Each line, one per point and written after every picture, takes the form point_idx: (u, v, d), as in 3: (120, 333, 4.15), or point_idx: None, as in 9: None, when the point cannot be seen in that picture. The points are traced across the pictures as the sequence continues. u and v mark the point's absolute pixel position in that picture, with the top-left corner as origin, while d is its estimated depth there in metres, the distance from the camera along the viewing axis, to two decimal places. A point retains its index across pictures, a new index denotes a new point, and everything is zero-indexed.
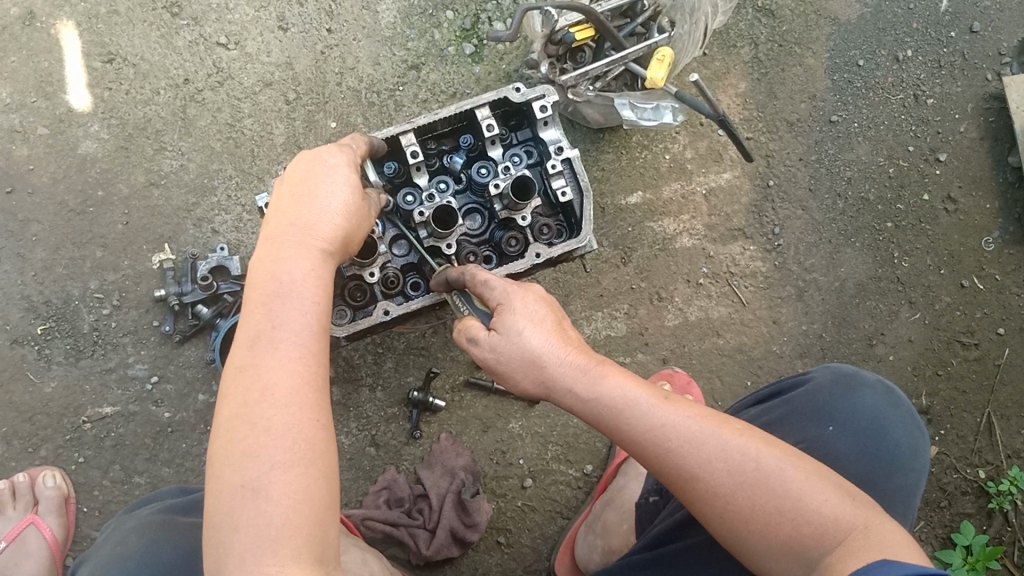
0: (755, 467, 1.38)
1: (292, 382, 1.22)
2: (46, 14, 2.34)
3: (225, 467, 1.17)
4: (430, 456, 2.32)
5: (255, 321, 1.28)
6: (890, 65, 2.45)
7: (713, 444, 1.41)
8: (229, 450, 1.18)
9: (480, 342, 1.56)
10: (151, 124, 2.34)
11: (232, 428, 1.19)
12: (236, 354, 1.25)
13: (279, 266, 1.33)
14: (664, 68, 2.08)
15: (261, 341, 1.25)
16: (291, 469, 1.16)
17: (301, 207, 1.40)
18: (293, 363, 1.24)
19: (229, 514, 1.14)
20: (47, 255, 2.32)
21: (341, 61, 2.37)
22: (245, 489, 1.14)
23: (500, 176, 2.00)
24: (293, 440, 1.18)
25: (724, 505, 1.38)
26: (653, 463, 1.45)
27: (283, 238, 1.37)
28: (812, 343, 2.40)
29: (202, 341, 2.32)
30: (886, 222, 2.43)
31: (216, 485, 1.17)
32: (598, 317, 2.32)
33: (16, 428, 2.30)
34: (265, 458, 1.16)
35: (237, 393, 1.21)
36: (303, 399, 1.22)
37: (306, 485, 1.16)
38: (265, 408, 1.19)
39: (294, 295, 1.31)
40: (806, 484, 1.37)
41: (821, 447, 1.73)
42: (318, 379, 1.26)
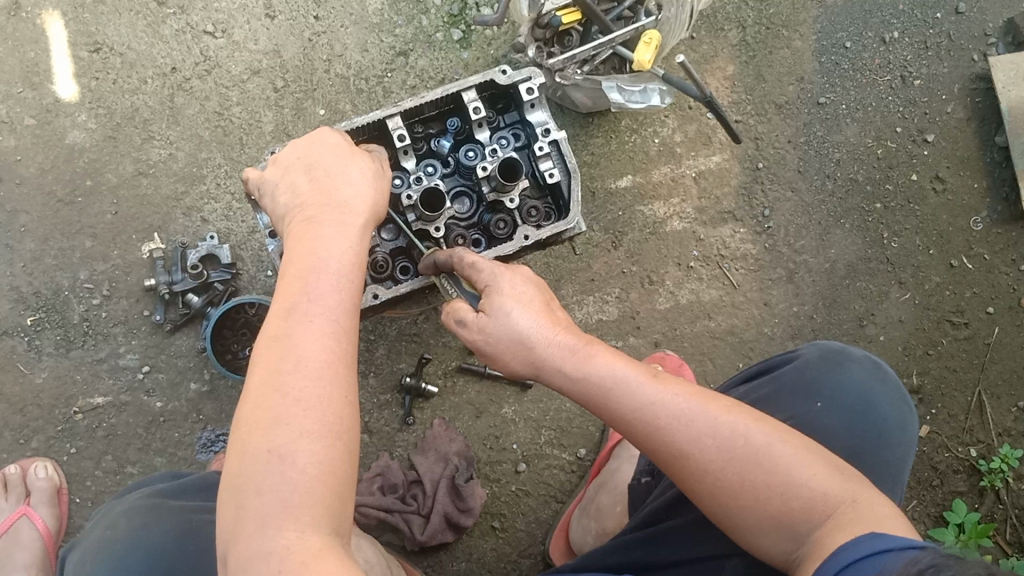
0: (744, 442, 1.38)
1: (323, 353, 1.22)
2: (31, 4, 2.33)
3: (251, 433, 1.15)
4: (424, 442, 2.33)
5: (287, 291, 1.27)
6: (877, 46, 2.46)
7: (702, 421, 1.41)
8: (255, 416, 1.16)
9: (468, 324, 1.55)
10: (139, 113, 2.33)
11: (260, 395, 1.18)
12: (269, 322, 1.25)
13: (316, 238, 1.34)
14: (651, 51, 2.08)
15: (295, 311, 1.24)
16: (320, 439, 1.15)
17: (338, 188, 1.42)
18: (325, 335, 1.24)
19: (254, 479, 1.13)
20: (36, 246, 2.31)
21: (329, 48, 2.37)
22: (272, 456, 1.13)
23: (488, 159, 2.03)
24: (325, 410, 1.17)
25: (714, 481, 1.38)
26: (643, 441, 1.45)
27: (317, 215, 1.37)
28: (804, 324, 2.40)
29: (194, 330, 2.31)
30: (874, 203, 2.44)
31: (240, 451, 1.15)
32: (590, 302, 2.32)
33: (7, 420, 2.29)
34: (291, 427, 1.15)
35: (268, 360, 1.20)
36: (334, 371, 1.22)
37: (332, 456, 1.16)
38: (296, 376, 1.18)
39: (327, 269, 1.31)
40: (796, 459, 1.37)
41: (809, 424, 1.75)
42: (348, 353, 1.26)
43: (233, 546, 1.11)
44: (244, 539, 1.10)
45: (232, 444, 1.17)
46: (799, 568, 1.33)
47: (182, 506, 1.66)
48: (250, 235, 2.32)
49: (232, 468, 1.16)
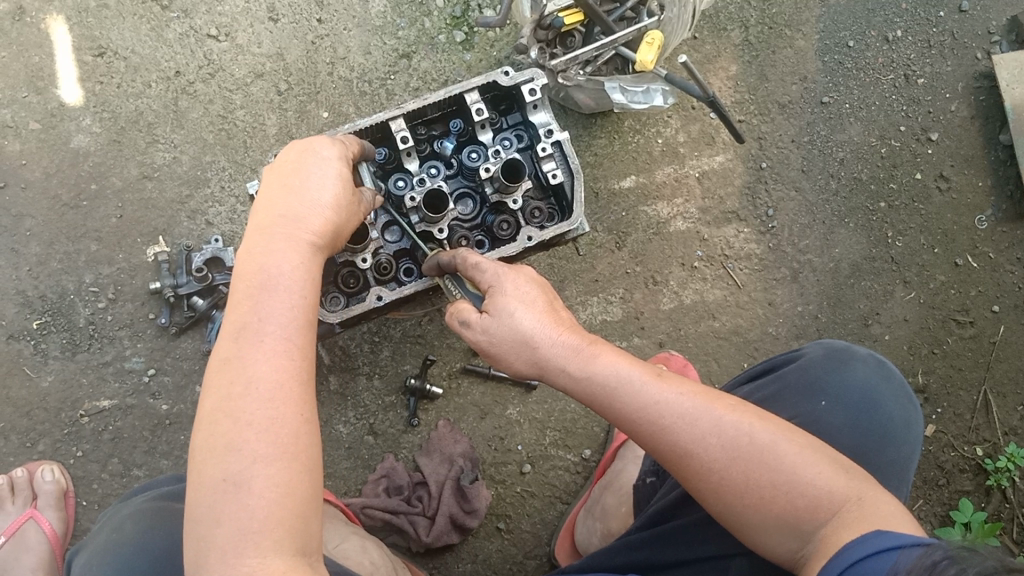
0: (748, 441, 1.38)
1: (274, 376, 1.22)
2: (36, 10, 2.34)
3: (209, 459, 1.17)
4: (428, 443, 2.33)
5: (238, 313, 1.27)
6: (880, 45, 2.46)
7: (706, 420, 1.41)
8: (211, 442, 1.18)
9: (473, 324, 1.55)
10: (143, 117, 2.34)
11: (215, 421, 1.19)
12: (221, 344, 1.25)
13: (269, 255, 1.33)
14: (654, 52, 2.08)
15: (245, 334, 1.25)
16: (274, 462, 1.17)
17: (293, 197, 1.38)
18: (276, 356, 1.24)
19: (211, 505, 1.15)
20: (41, 250, 2.32)
21: (332, 51, 2.37)
22: (227, 483, 1.15)
23: (491, 160, 2.03)
24: (278, 434, 1.18)
25: (719, 480, 1.38)
26: (647, 440, 1.45)
27: (270, 229, 1.35)
28: (808, 324, 2.40)
29: (199, 333, 2.32)
30: (879, 202, 2.44)
31: (198, 478, 1.18)
32: (594, 302, 2.32)
33: (13, 423, 2.30)
34: (246, 453, 1.16)
35: (220, 385, 1.22)
36: (287, 392, 1.22)
37: (288, 479, 1.17)
38: (248, 401, 1.20)
39: (280, 287, 1.30)
40: (800, 457, 1.37)
41: (813, 422, 1.75)
42: (303, 371, 1.26)
43: (195, 571, 1.14)
44: (205, 564, 1.13)
45: (191, 470, 1.20)
46: (805, 567, 1.33)
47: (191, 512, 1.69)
48: None
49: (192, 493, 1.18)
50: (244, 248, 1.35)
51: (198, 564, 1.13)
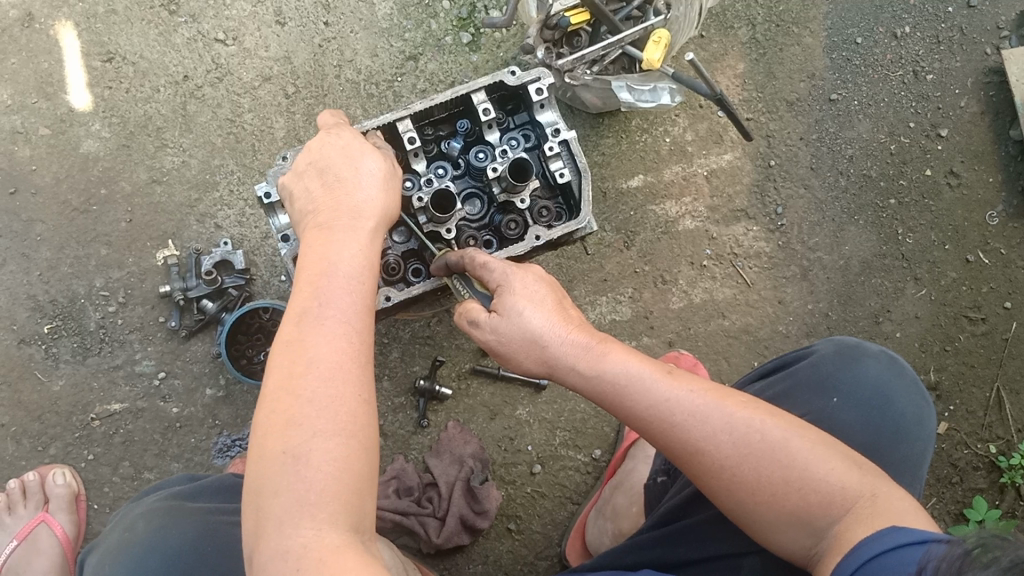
0: (760, 438, 1.37)
1: (335, 353, 1.22)
2: (45, 16, 2.35)
3: (269, 436, 1.17)
4: (438, 444, 2.32)
5: (298, 296, 1.28)
6: (888, 42, 2.45)
7: (717, 417, 1.40)
8: (271, 417, 1.17)
9: (481, 324, 1.55)
10: (152, 121, 2.35)
11: (275, 397, 1.18)
12: (282, 324, 1.25)
13: (327, 241, 1.34)
14: (661, 50, 2.08)
15: (307, 312, 1.25)
16: (334, 437, 1.15)
17: (347, 190, 1.42)
18: (336, 335, 1.24)
19: (271, 479, 1.14)
20: (52, 254, 2.33)
21: (339, 53, 2.38)
22: (288, 457, 1.14)
23: (498, 160, 2.04)
24: (337, 410, 1.17)
25: (731, 477, 1.38)
26: (658, 438, 1.45)
27: (327, 220, 1.38)
28: (819, 322, 2.39)
29: (208, 335, 2.33)
30: (889, 199, 2.43)
31: (259, 456, 1.16)
32: (603, 302, 2.32)
33: (25, 427, 2.31)
34: (306, 427, 1.15)
35: (280, 362, 1.21)
36: (347, 371, 1.21)
37: (346, 455, 1.16)
38: (309, 377, 1.19)
39: (339, 270, 1.31)
40: (813, 453, 1.36)
41: (825, 419, 1.75)
42: (363, 351, 1.25)
43: (255, 545, 1.12)
44: (266, 538, 1.11)
45: (251, 447, 1.19)
46: (820, 563, 1.32)
47: (202, 509, 1.68)
48: (264, 241, 2.34)
49: (252, 469, 1.17)
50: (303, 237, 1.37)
51: (260, 537, 1.12)
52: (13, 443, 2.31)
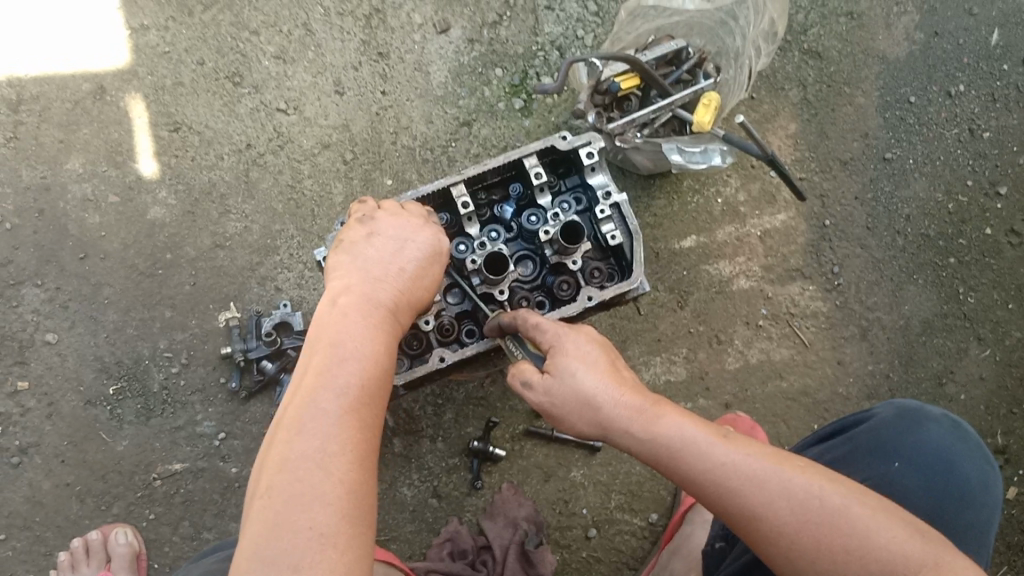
0: (819, 504, 1.35)
1: (357, 434, 1.25)
2: (115, 88, 2.46)
3: (283, 502, 1.17)
4: (492, 506, 2.32)
5: (323, 364, 1.31)
6: (943, 100, 2.43)
7: (775, 482, 1.38)
8: (291, 488, 1.18)
9: (534, 386, 1.60)
10: (216, 188, 2.43)
11: (297, 468, 1.19)
12: (304, 394, 1.27)
13: (359, 318, 1.39)
14: (711, 112, 2.11)
15: (335, 387, 1.28)
16: (354, 522, 1.18)
17: (387, 277, 1.49)
18: (359, 415, 1.28)
19: (287, 550, 1.13)
20: (119, 317, 2.40)
21: (396, 120, 2.44)
22: (308, 529, 1.15)
23: (550, 223, 2.06)
24: (357, 495, 1.21)
25: (791, 545, 1.35)
26: (714, 503, 1.43)
27: (364, 297, 1.43)
28: (880, 383, 2.35)
29: (267, 396, 2.37)
30: (949, 258, 2.39)
31: (268, 522, 1.16)
32: (657, 362, 2.31)
33: (89, 486, 2.37)
34: (330, 505, 1.17)
35: (305, 433, 1.23)
36: (365, 454, 1.25)
37: (358, 538, 1.18)
38: (335, 455, 1.21)
39: (370, 353, 1.35)
40: (875, 521, 1.33)
41: (887, 485, 1.70)
42: (377, 438, 1.30)
43: None
44: None
45: (260, 514, 1.17)
46: None
47: None
48: (322, 303, 2.39)
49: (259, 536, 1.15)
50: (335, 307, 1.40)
51: None
52: (77, 502, 2.36)
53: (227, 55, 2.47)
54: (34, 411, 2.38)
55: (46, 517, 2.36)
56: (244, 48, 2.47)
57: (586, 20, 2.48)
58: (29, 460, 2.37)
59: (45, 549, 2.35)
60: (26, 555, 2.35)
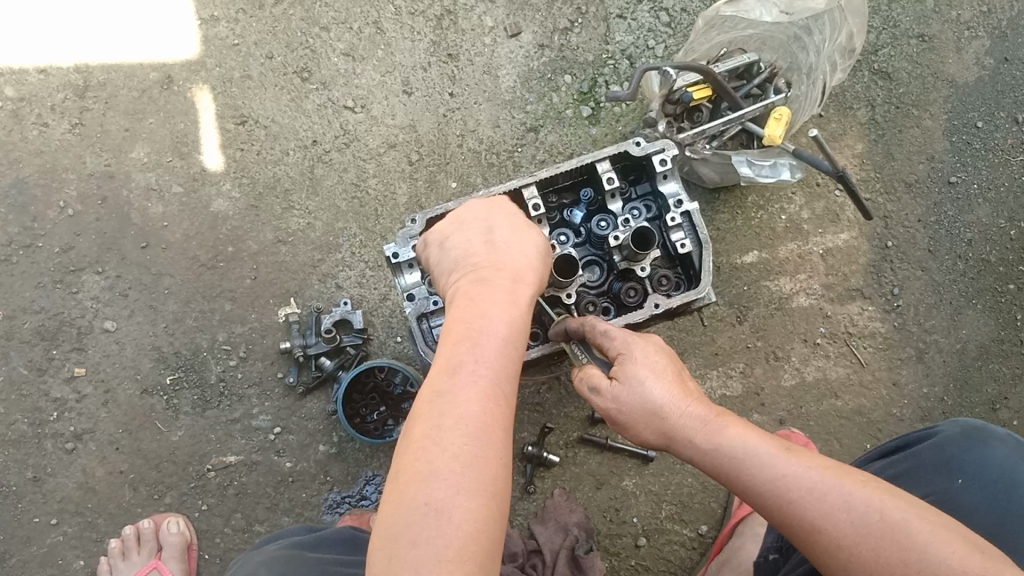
0: (878, 518, 1.24)
1: (482, 414, 1.18)
2: (183, 79, 2.46)
3: (412, 480, 1.12)
4: (544, 511, 2.33)
5: (452, 350, 1.26)
6: (1010, 127, 2.44)
7: (834, 494, 1.29)
8: (413, 466, 1.13)
9: (603, 392, 1.53)
10: (280, 183, 2.43)
11: (423, 446, 1.15)
12: (434, 377, 1.24)
13: (483, 299, 1.32)
14: (782, 126, 2.07)
15: (460, 368, 1.23)
16: (477, 496, 1.11)
17: (504, 256, 1.41)
18: (488, 396, 1.21)
19: (409, 528, 1.07)
20: (178, 308, 2.41)
21: (462, 123, 2.45)
22: (427, 504, 1.09)
23: (620, 228, 1.93)
24: (480, 469, 1.13)
25: (849, 559, 1.24)
26: (773, 516, 1.34)
27: (487, 279, 1.37)
28: (934, 406, 2.36)
29: (324, 393, 2.37)
30: (1008, 284, 2.40)
31: (394, 501, 1.11)
32: (714, 376, 2.33)
33: (143, 475, 2.38)
34: (452, 480, 1.11)
35: (430, 411, 1.18)
36: (491, 434, 1.18)
37: (487, 518, 1.11)
38: (458, 431, 1.15)
39: (496, 334, 1.28)
40: (935, 536, 1.21)
41: (950, 501, 1.62)
42: (504, 416, 1.21)
43: None
44: None
45: (388, 495, 1.13)
46: None
47: (327, 560, 1.67)
48: (382, 302, 2.39)
49: (385, 516, 1.11)
50: (462, 293, 1.36)
51: None
52: (131, 490, 2.37)
53: (296, 50, 2.48)
54: (90, 398, 2.39)
55: (99, 503, 2.36)
56: (314, 43, 2.48)
57: (658, 30, 2.48)
58: (83, 447, 2.37)
59: (96, 535, 2.35)
60: (77, 540, 2.35)
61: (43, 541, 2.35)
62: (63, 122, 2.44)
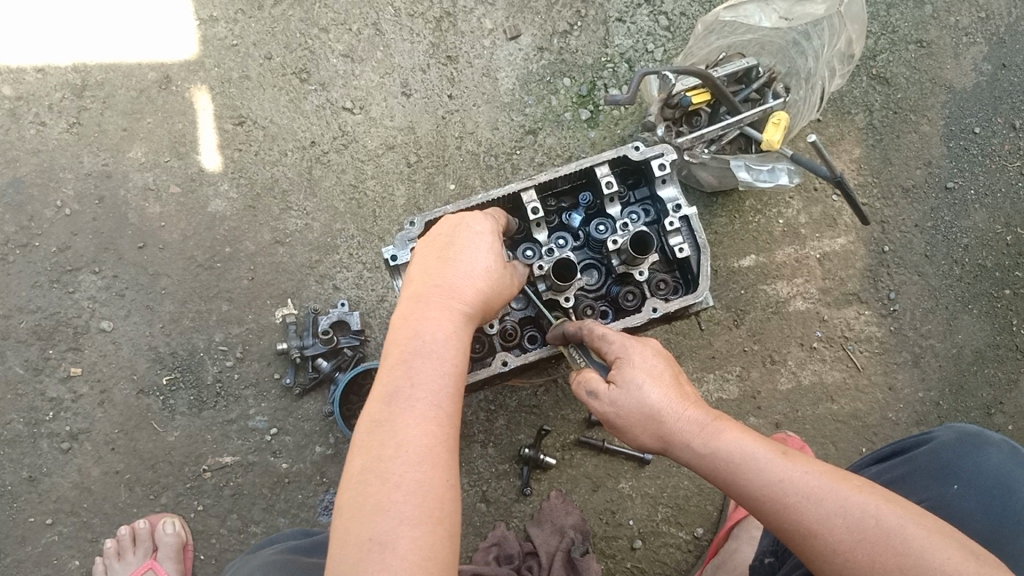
0: (875, 523, 1.25)
1: (423, 439, 1.21)
2: (182, 79, 2.46)
3: (356, 516, 1.15)
4: (540, 513, 2.34)
5: (388, 380, 1.28)
6: (1007, 133, 2.45)
7: (832, 499, 1.29)
8: (357, 502, 1.16)
9: (600, 396, 1.53)
10: (278, 184, 2.43)
11: (364, 481, 1.18)
12: (372, 407, 1.26)
13: (421, 321, 1.34)
14: (781, 131, 2.09)
15: (396, 396, 1.25)
16: (420, 524, 1.13)
17: (442, 272, 1.41)
18: (426, 421, 1.23)
19: (354, 565, 1.10)
20: (176, 308, 2.41)
21: (461, 125, 2.45)
22: (371, 539, 1.12)
23: (619, 233, 1.93)
24: (422, 495, 1.15)
25: (846, 563, 1.25)
26: (769, 520, 1.35)
27: (426, 299, 1.38)
28: (930, 410, 2.37)
29: (321, 394, 2.37)
30: (1004, 289, 2.41)
31: (342, 533, 1.15)
32: (710, 379, 2.34)
33: (139, 475, 2.37)
34: (394, 512, 1.13)
35: (370, 444, 1.21)
36: (433, 458, 1.20)
37: (432, 542, 1.13)
38: (398, 462, 1.18)
39: (434, 357, 1.30)
40: (932, 542, 1.21)
41: (944, 508, 1.63)
42: (447, 439, 1.24)
43: None
44: None
45: (335, 531, 1.17)
46: None
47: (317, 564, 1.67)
48: (380, 303, 2.39)
49: (332, 553, 1.15)
50: (400, 317, 1.37)
51: None
52: (126, 490, 2.37)
53: (295, 51, 2.47)
54: (86, 398, 2.38)
55: (94, 503, 2.36)
56: (313, 45, 2.48)
57: (657, 34, 2.48)
58: (79, 447, 2.37)
59: (91, 535, 2.35)
60: (72, 540, 2.35)
61: (38, 541, 2.34)
62: (61, 121, 2.44)
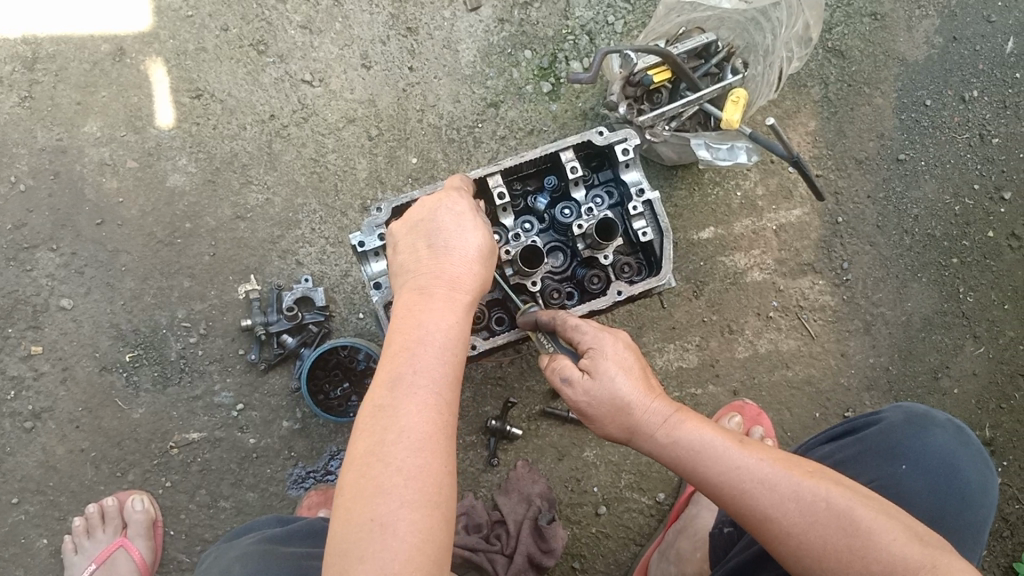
0: (825, 507, 1.32)
1: (421, 424, 1.23)
2: (136, 51, 2.41)
3: (357, 498, 1.17)
4: (507, 482, 2.39)
5: (391, 364, 1.30)
6: (956, 105, 2.51)
7: (785, 484, 1.35)
8: (358, 485, 1.19)
9: (574, 384, 1.54)
10: (238, 158, 2.40)
11: (366, 464, 1.20)
12: (375, 391, 1.28)
13: (422, 310, 1.36)
14: (739, 111, 2.10)
15: (398, 382, 1.27)
16: (419, 508, 1.16)
17: (437, 258, 1.43)
18: (427, 405, 1.25)
19: (356, 547, 1.13)
20: (136, 285, 2.39)
21: (422, 98, 2.44)
22: (372, 520, 1.15)
23: (584, 217, 1.96)
24: (420, 479, 1.18)
25: (798, 545, 1.31)
26: (727, 505, 1.40)
27: (428, 286, 1.40)
28: (879, 375, 2.46)
29: (286, 369, 2.38)
30: (952, 258, 2.49)
31: (343, 515, 1.18)
32: (671, 348, 2.39)
33: (104, 453, 2.37)
34: (394, 495, 1.16)
35: (373, 426, 1.23)
36: (432, 442, 1.22)
37: (429, 526, 1.16)
38: (399, 446, 1.20)
39: (434, 343, 1.32)
40: (877, 522, 1.29)
41: (893, 486, 1.70)
42: (448, 425, 1.26)
43: None
44: None
45: (337, 513, 1.19)
46: None
47: (296, 554, 1.69)
48: (343, 278, 2.39)
49: (335, 533, 1.18)
50: (402, 305, 1.40)
51: None
52: (92, 468, 2.36)
53: (252, 22, 2.43)
54: (48, 376, 2.36)
55: (60, 482, 2.35)
56: (270, 16, 2.44)
57: (617, 6, 2.48)
58: (42, 425, 2.35)
59: (59, 514, 2.35)
60: (39, 519, 2.35)
61: (4, 521, 2.34)
62: (12, 95, 2.38)
